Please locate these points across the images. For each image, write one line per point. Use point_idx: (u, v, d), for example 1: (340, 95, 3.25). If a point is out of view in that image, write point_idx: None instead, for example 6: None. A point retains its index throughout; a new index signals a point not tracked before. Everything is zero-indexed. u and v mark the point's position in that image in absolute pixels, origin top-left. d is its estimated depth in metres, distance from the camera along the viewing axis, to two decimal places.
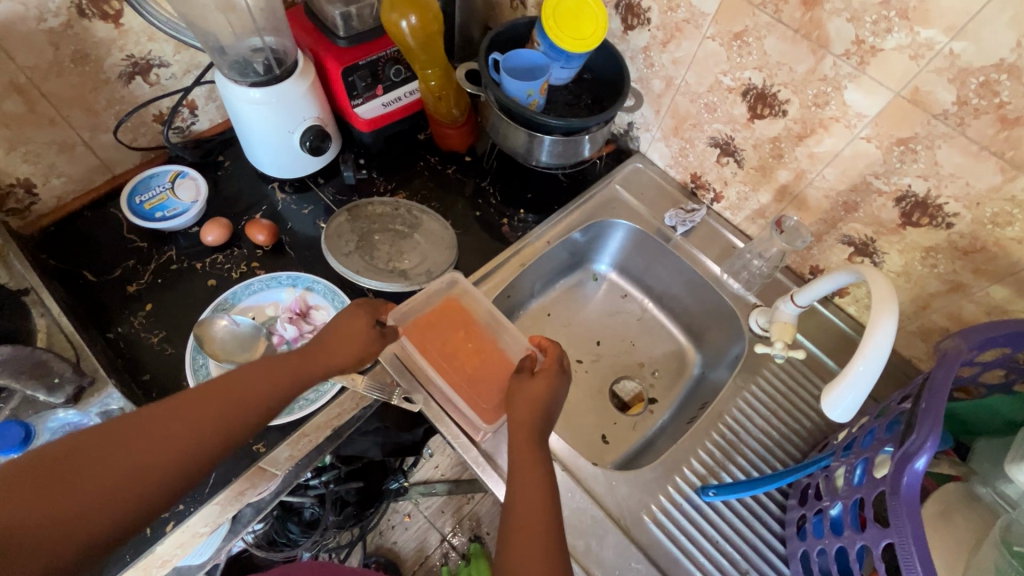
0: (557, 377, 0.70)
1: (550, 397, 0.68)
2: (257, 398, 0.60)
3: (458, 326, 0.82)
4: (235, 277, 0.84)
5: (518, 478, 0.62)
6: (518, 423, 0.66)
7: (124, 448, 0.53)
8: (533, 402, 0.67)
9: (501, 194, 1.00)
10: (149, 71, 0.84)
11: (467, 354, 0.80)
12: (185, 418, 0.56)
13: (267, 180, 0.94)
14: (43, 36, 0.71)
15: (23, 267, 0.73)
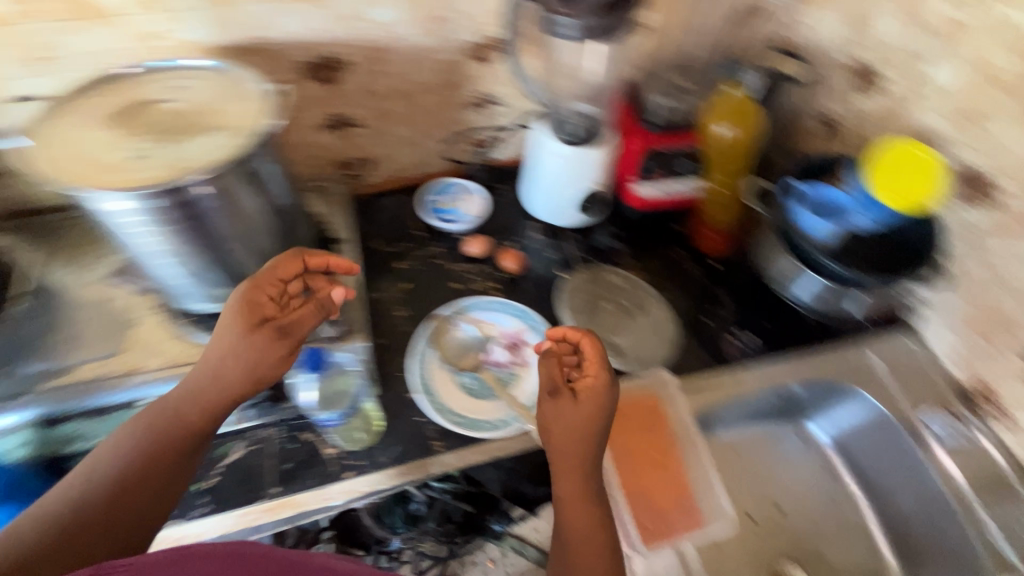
0: (595, 402, 0.67)
1: (595, 427, 0.67)
2: (182, 422, 0.64)
3: (647, 431, 0.83)
4: (476, 289, 0.95)
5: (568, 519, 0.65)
6: (564, 449, 0.67)
7: (131, 484, 0.60)
8: (570, 432, 0.67)
9: (736, 309, 0.95)
10: (487, 105, 0.97)
11: (648, 461, 0.82)
12: (159, 459, 0.62)
13: (529, 219, 1.04)
14: (435, 63, 0.87)
15: (345, 223, 0.91)
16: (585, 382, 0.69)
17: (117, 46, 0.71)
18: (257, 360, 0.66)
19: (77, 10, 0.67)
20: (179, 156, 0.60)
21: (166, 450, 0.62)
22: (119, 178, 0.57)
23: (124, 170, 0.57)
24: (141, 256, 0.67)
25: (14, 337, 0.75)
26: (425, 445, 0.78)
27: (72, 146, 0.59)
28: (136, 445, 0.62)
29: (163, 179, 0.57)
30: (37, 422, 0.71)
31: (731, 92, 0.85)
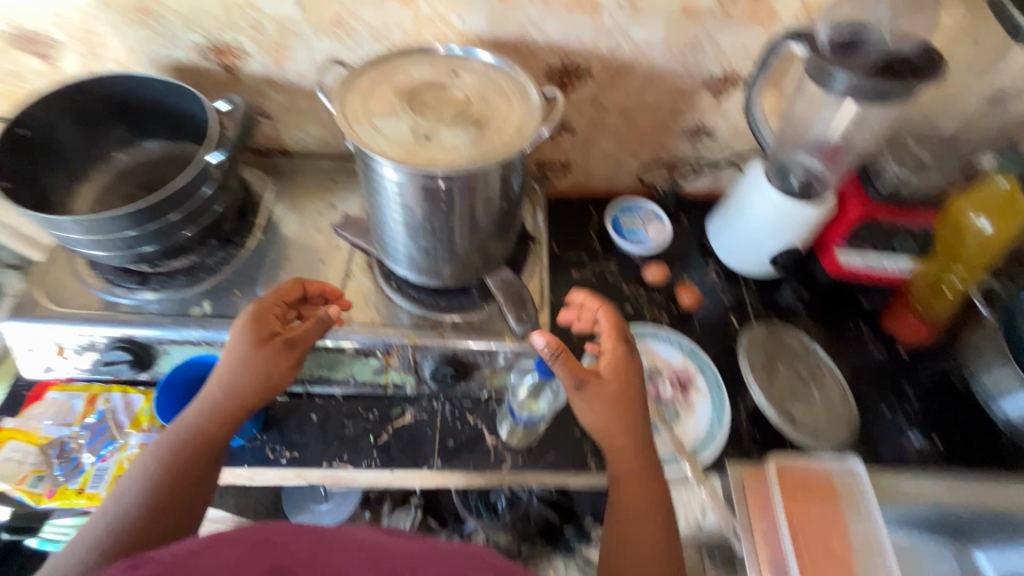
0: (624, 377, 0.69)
1: (619, 391, 0.68)
2: (198, 437, 0.63)
3: (829, 514, 0.72)
4: (646, 316, 0.93)
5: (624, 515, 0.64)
6: (620, 445, 0.66)
7: (155, 502, 0.59)
8: (614, 409, 0.67)
9: (923, 410, 0.87)
10: (700, 136, 0.96)
11: (832, 551, 0.70)
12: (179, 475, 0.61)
13: (708, 256, 1.01)
14: (672, 88, 0.87)
15: (537, 221, 0.92)
16: (619, 358, 0.69)
17: (400, 24, 0.76)
18: (267, 373, 0.66)
19: None
20: (455, 147, 0.62)
21: (189, 460, 0.62)
22: (402, 158, 0.60)
23: (409, 147, 0.62)
24: (386, 217, 0.71)
25: (244, 265, 0.81)
26: (581, 460, 0.78)
27: (364, 115, 0.64)
28: (157, 456, 0.62)
29: (436, 167, 0.60)
30: None
31: (1005, 184, 0.77)
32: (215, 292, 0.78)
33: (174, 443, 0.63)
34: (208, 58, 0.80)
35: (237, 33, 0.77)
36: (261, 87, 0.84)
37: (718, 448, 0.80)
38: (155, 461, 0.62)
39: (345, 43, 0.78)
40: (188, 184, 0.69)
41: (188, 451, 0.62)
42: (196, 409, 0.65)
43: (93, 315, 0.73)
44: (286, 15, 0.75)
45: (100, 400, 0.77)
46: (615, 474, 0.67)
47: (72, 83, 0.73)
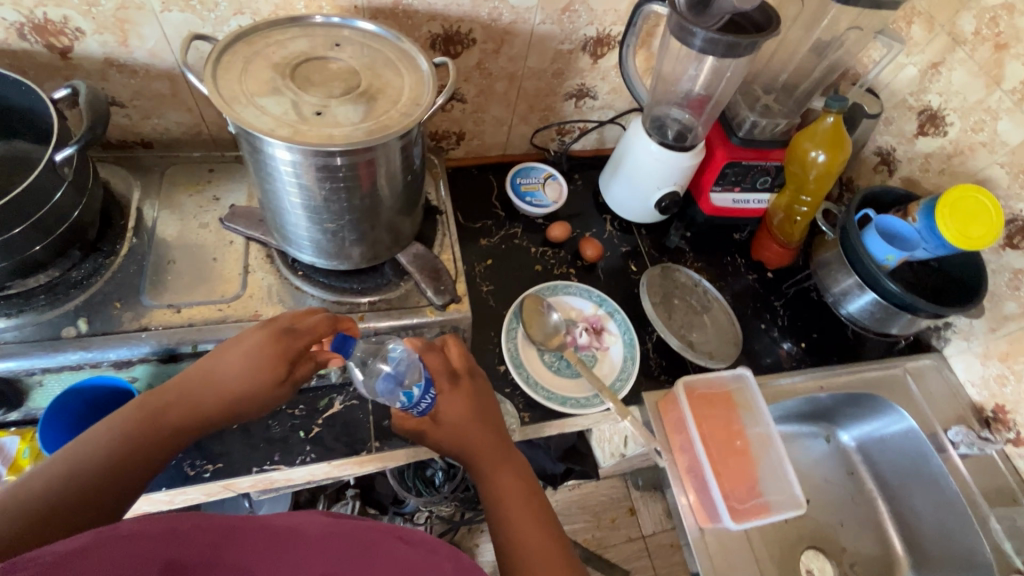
0: (485, 395, 0.72)
1: (476, 404, 0.70)
2: (179, 427, 0.57)
3: (731, 420, 0.85)
4: (555, 273, 0.98)
5: (503, 516, 0.63)
6: (478, 455, 0.67)
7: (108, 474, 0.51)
8: (473, 420, 0.69)
9: (789, 321, 1.02)
10: (583, 97, 1.01)
11: (737, 450, 0.84)
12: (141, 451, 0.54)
13: (602, 211, 1.08)
14: (553, 51, 0.90)
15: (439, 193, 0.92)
16: (472, 374, 0.73)
17: None
18: (269, 397, 0.61)
19: None
20: (349, 122, 0.59)
21: (151, 443, 0.55)
22: (295, 138, 0.57)
23: (300, 125, 0.58)
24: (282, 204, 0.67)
25: (119, 273, 0.73)
26: (514, 416, 0.82)
27: (244, 96, 0.59)
28: (128, 421, 0.54)
29: (319, 142, 0.57)
30: (155, 358, 0.69)
31: (831, 121, 0.89)
32: (88, 308, 0.69)
33: (155, 421, 0.56)
34: (29, 38, 0.68)
35: (63, 6, 0.66)
36: (104, 70, 0.74)
37: (632, 382, 0.88)
38: (118, 446, 0.53)
39: (202, 16, 0.71)
40: (34, 184, 0.59)
41: (162, 439, 0.56)
42: (185, 402, 0.58)
43: None
44: None
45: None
46: (489, 484, 0.66)
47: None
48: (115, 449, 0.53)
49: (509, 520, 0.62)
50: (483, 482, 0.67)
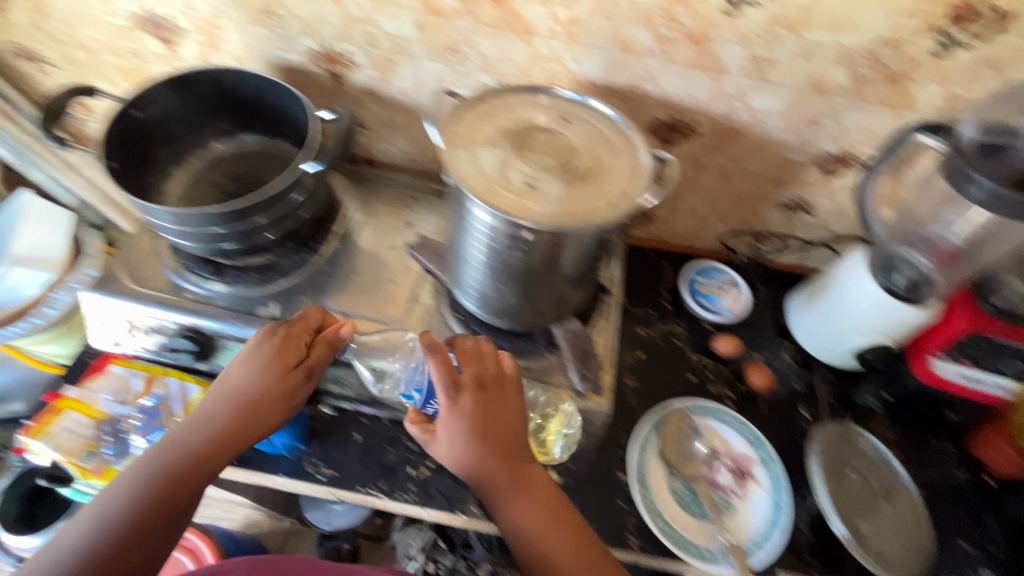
0: (504, 405, 0.69)
1: (482, 415, 0.67)
2: (203, 437, 0.65)
3: None
4: (709, 391, 0.88)
5: (530, 540, 0.65)
6: (495, 480, 0.66)
7: (158, 493, 0.61)
8: (484, 442, 0.66)
9: (1003, 550, 0.79)
10: (797, 210, 0.91)
11: None
12: (181, 468, 0.63)
13: (781, 337, 0.95)
14: (781, 159, 0.82)
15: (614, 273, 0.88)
16: (489, 381, 0.69)
17: (512, 58, 0.74)
18: (276, 397, 0.67)
19: (505, 21, 0.70)
20: (556, 198, 0.58)
21: (187, 460, 0.64)
22: (497, 203, 0.57)
23: (508, 192, 0.59)
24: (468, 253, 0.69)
25: (317, 270, 0.81)
26: (621, 539, 0.74)
27: (469, 153, 0.61)
28: (162, 447, 0.64)
29: (524, 212, 0.57)
30: None
31: None
32: (284, 296, 0.78)
33: (183, 440, 0.65)
34: (318, 64, 0.80)
35: (350, 43, 0.76)
36: (362, 97, 0.84)
37: (772, 552, 0.74)
38: (145, 483, 0.61)
39: (453, 68, 0.77)
40: (285, 188, 0.69)
41: (195, 457, 0.64)
42: (201, 424, 0.66)
43: (169, 300, 0.74)
44: (401, 34, 0.74)
45: (156, 383, 0.75)
46: (507, 511, 0.66)
47: (189, 74, 0.74)
48: (145, 487, 0.61)
49: (537, 547, 0.64)
50: (501, 508, 0.66)
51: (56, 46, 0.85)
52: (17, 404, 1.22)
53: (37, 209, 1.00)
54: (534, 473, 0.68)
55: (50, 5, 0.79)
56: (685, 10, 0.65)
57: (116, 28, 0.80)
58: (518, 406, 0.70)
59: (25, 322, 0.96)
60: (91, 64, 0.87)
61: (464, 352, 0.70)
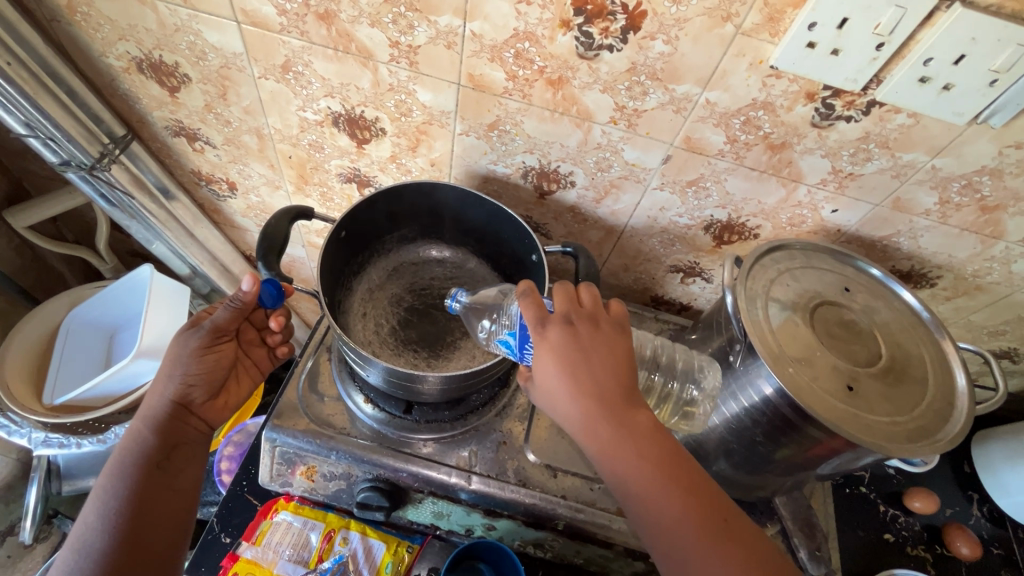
0: (605, 342, 0.51)
1: (580, 354, 0.49)
2: (149, 441, 0.56)
3: None
4: (907, 553, 0.81)
5: (648, 509, 0.47)
6: (599, 430, 0.48)
7: (139, 504, 0.53)
8: (580, 384, 0.49)
9: None
10: (1003, 359, 0.85)
11: None
12: (142, 479, 0.54)
13: (966, 488, 0.88)
14: (1013, 315, 0.76)
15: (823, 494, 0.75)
16: (581, 317, 0.51)
17: (761, 200, 0.67)
18: (203, 363, 0.61)
19: (774, 168, 0.63)
20: (883, 412, 0.52)
21: (143, 469, 0.55)
22: (833, 419, 0.50)
23: (831, 398, 0.52)
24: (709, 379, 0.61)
25: (507, 406, 0.73)
26: None
27: (775, 346, 0.54)
28: (111, 470, 0.55)
29: (857, 433, 0.50)
30: (521, 519, 0.66)
31: None
32: (477, 438, 0.69)
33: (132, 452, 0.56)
34: (526, 178, 0.72)
35: (577, 164, 0.68)
36: (562, 212, 0.77)
37: None
38: (109, 501, 0.53)
39: (686, 201, 0.70)
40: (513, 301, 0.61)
41: (152, 465, 0.55)
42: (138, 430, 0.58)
43: (361, 447, 0.65)
44: (642, 163, 0.66)
45: (337, 539, 0.71)
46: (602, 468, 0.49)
47: (412, 184, 0.68)
48: (109, 503, 0.52)
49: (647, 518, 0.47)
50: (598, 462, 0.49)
51: (225, 128, 0.76)
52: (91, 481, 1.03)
53: (162, 288, 0.91)
54: (644, 422, 0.49)
55: (235, 93, 0.70)
56: (991, 183, 0.58)
57: (305, 121, 0.72)
58: (626, 343, 0.52)
59: None
60: (257, 148, 0.78)
61: (557, 293, 0.54)
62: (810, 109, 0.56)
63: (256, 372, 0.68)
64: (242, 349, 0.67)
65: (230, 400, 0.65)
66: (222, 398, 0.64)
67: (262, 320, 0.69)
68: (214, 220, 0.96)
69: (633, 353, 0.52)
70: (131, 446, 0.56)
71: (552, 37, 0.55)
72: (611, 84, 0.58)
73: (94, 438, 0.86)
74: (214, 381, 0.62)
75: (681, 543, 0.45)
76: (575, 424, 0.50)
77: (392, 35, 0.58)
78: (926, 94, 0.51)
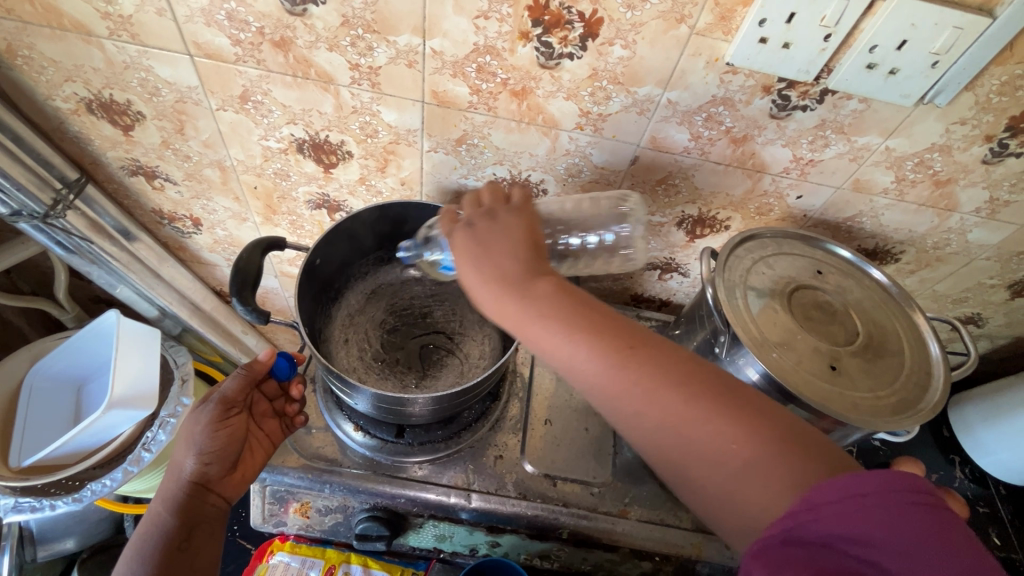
0: (504, 230, 0.50)
1: (477, 244, 0.50)
2: (164, 523, 0.56)
3: None
4: None
5: (582, 378, 0.43)
6: (519, 313, 0.45)
7: None
8: (485, 271, 0.47)
9: None
10: (967, 325, 0.88)
11: None
12: (156, 561, 0.53)
13: (947, 453, 0.91)
14: (974, 281, 0.79)
15: None
16: (480, 217, 0.52)
17: (729, 192, 0.69)
18: (212, 436, 0.59)
19: (739, 161, 0.64)
20: (867, 388, 0.53)
21: (157, 552, 0.54)
22: (821, 401, 0.51)
23: (815, 379, 0.53)
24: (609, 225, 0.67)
25: (500, 420, 0.72)
26: None
27: (758, 334, 0.55)
28: (130, 557, 0.54)
29: (846, 412, 0.51)
30: (525, 532, 0.65)
31: None
32: (474, 455, 0.68)
33: (148, 536, 0.55)
34: None
35: (547, 172, 0.69)
36: None
37: None
38: None
39: (657, 199, 0.71)
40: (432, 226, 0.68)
41: (168, 545, 0.54)
42: (155, 515, 0.57)
43: (355, 478, 0.64)
44: (611, 166, 0.67)
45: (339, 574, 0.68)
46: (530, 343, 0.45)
47: (382, 205, 0.67)
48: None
49: (596, 385, 0.43)
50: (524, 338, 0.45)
51: (184, 163, 0.74)
52: (67, 543, 1.00)
53: (129, 333, 0.88)
54: (545, 285, 0.46)
55: (193, 127, 0.68)
56: (942, 158, 0.61)
57: (268, 150, 0.70)
58: (523, 229, 0.50)
59: (119, 471, 0.83)
60: (220, 181, 0.76)
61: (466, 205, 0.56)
62: (768, 101, 0.57)
63: (270, 443, 0.64)
64: (254, 420, 0.64)
65: (249, 471, 0.61)
66: (238, 471, 0.61)
67: (274, 392, 0.68)
68: (180, 257, 0.94)
69: (528, 231, 0.50)
70: (147, 530, 0.56)
71: (512, 50, 0.55)
72: (574, 91, 0.59)
73: (68, 498, 0.81)
74: (229, 455, 0.60)
75: (613, 393, 0.42)
76: (488, 315, 0.47)
77: (351, 58, 0.58)
78: (875, 80, 0.53)
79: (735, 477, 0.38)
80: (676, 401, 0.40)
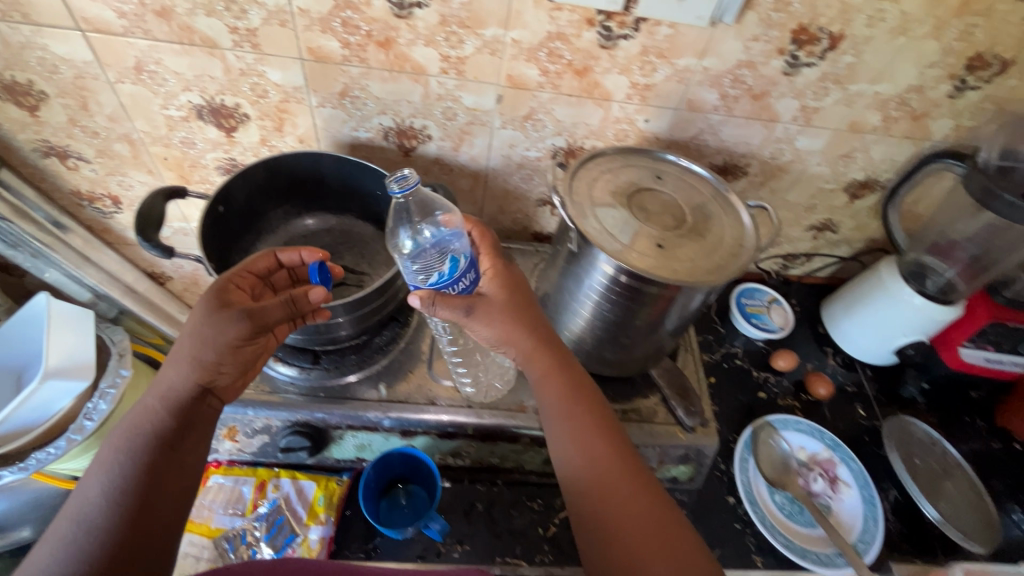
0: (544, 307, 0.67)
1: (528, 304, 0.65)
2: (163, 425, 0.56)
3: None
4: (779, 404, 0.95)
5: (570, 432, 0.61)
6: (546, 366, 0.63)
7: (147, 482, 0.53)
8: (534, 328, 0.64)
9: None
10: (823, 231, 1.01)
11: None
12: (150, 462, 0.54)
13: (822, 345, 1.04)
14: (815, 188, 0.92)
15: (697, 372, 0.87)
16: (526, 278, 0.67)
17: (587, 122, 0.79)
18: (233, 351, 0.58)
19: (586, 91, 0.74)
20: (687, 258, 0.64)
21: (151, 448, 0.55)
22: (648, 270, 0.62)
23: (647, 256, 0.63)
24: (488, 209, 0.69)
25: (410, 343, 0.81)
26: (746, 558, 0.79)
27: (595, 226, 0.65)
28: (120, 446, 0.54)
29: (668, 276, 0.61)
30: (435, 433, 0.74)
31: None
32: (386, 372, 0.77)
33: (142, 432, 0.55)
34: (388, 139, 0.81)
35: (427, 118, 0.78)
36: (429, 165, 0.85)
37: (877, 546, 0.80)
38: (113, 478, 0.53)
39: (528, 134, 0.81)
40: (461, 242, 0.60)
41: (165, 444, 0.55)
42: (149, 411, 0.57)
43: (276, 400, 0.71)
44: (481, 107, 0.76)
45: (270, 487, 0.76)
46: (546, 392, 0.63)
47: (277, 156, 0.75)
48: (120, 475, 0.53)
49: (581, 442, 0.60)
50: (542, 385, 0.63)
51: (94, 140, 0.80)
52: (25, 530, 1.03)
53: (62, 313, 0.93)
54: (573, 362, 0.65)
55: (96, 102, 0.74)
56: (751, 73, 0.73)
57: (171, 119, 0.77)
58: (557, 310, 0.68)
59: (61, 440, 0.88)
60: (131, 155, 0.82)
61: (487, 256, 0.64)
62: (595, 33, 0.68)
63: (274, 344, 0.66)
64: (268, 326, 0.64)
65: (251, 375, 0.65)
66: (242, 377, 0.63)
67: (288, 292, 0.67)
68: (107, 240, 0.99)
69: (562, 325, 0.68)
70: (142, 424, 0.56)
71: (368, 3, 0.64)
72: (430, 37, 0.68)
73: (13, 467, 0.86)
74: (242, 367, 0.61)
75: (589, 451, 0.60)
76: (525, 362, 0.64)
77: (228, 21, 0.65)
78: (671, 5, 0.63)
79: (643, 540, 0.53)
80: (626, 477, 0.57)
